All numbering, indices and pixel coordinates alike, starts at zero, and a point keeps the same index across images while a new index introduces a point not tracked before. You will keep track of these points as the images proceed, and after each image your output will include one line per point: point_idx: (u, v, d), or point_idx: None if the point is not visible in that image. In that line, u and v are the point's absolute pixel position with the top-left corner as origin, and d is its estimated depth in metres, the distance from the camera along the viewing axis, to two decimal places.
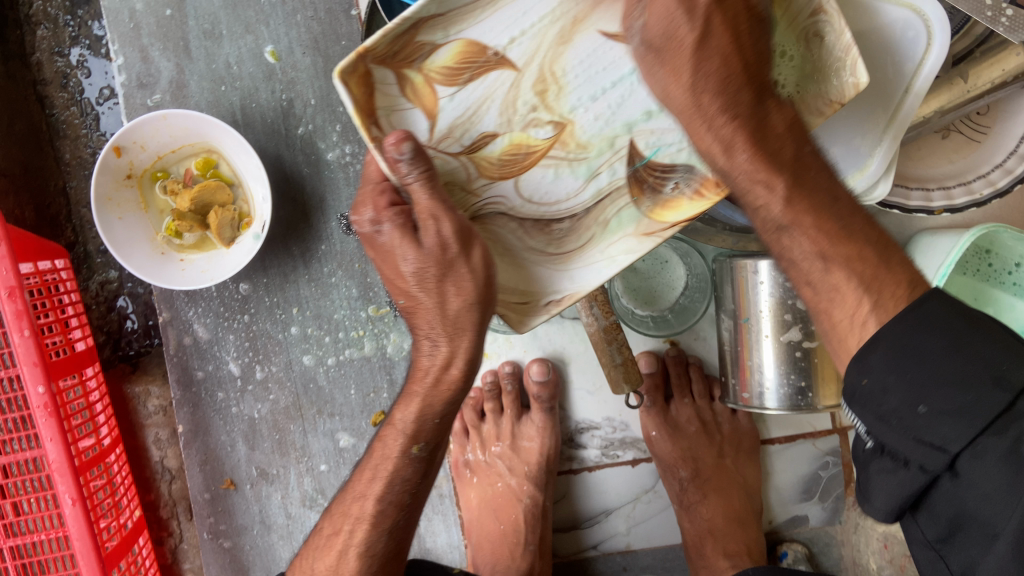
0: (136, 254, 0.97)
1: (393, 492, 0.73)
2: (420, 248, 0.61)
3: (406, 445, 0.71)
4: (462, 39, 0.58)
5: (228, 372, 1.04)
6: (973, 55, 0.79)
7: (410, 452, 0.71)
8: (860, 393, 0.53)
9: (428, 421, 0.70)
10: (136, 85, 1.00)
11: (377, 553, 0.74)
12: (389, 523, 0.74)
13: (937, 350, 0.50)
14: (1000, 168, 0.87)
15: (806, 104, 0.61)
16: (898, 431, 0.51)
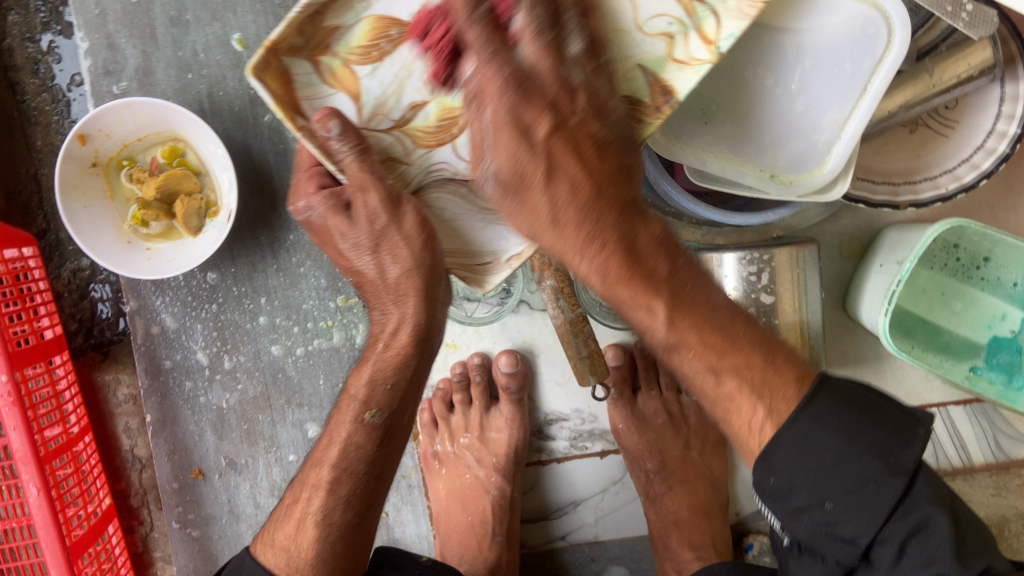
0: (101, 243, 0.96)
1: (349, 466, 0.73)
2: (350, 221, 0.65)
3: (359, 412, 0.72)
4: (372, 14, 0.54)
5: (196, 361, 1.04)
6: (938, 49, 0.79)
7: (363, 418, 0.72)
8: (772, 489, 0.56)
9: (381, 386, 0.72)
10: (102, 73, 0.99)
11: (335, 520, 0.72)
12: (348, 490, 0.73)
13: (836, 443, 0.53)
14: (967, 162, 0.87)
15: (726, 20, 0.53)
16: (812, 525, 0.55)
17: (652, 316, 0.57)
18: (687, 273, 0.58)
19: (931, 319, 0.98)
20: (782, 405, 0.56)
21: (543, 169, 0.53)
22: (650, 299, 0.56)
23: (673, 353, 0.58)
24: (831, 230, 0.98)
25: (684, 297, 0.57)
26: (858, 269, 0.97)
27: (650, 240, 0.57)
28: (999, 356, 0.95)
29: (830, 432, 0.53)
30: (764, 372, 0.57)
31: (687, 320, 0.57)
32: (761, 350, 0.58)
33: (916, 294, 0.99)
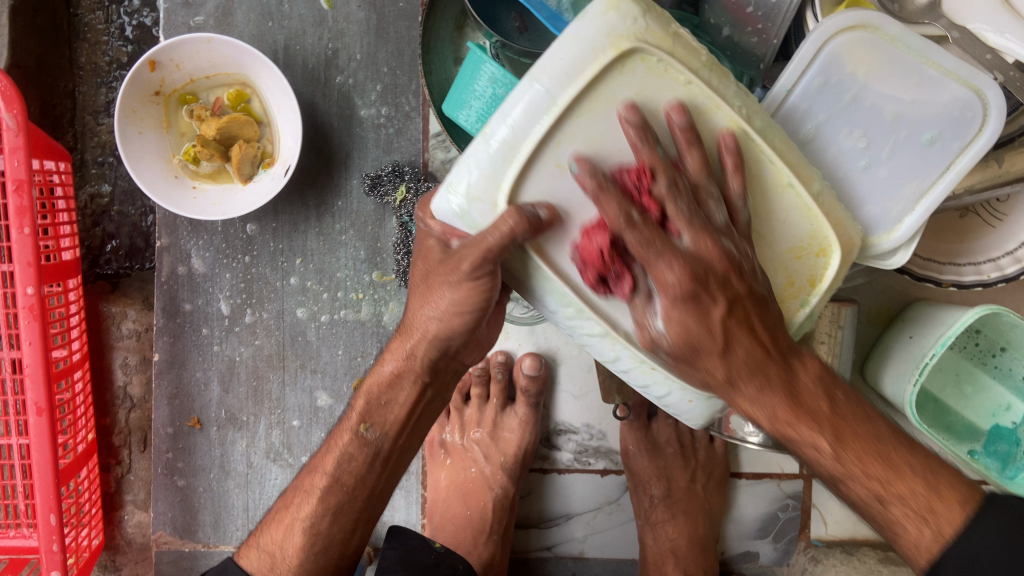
0: (150, 173, 0.94)
1: (339, 478, 0.77)
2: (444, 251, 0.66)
3: (356, 424, 0.78)
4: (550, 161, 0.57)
5: (217, 310, 1.02)
6: (1013, 142, 0.83)
7: (358, 430, 0.77)
8: None
9: (375, 400, 0.77)
10: (181, 3, 0.98)
11: (321, 531, 0.76)
12: (335, 502, 0.77)
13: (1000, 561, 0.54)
14: (1011, 255, 0.90)
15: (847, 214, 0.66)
16: None
17: (819, 451, 0.60)
18: (847, 405, 0.61)
19: (942, 397, 1.03)
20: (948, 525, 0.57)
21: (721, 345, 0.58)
22: (815, 436, 0.60)
23: (842, 484, 0.61)
24: (866, 294, 1.01)
25: (845, 428, 0.60)
26: (884, 336, 1.00)
27: (810, 376, 0.61)
28: (997, 445, 0.99)
29: (991, 546, 0.55)
30: (930, 499, 0.58)
31: (855, 456, 0.60)
32: (924, 469, 0.59)
33: (933, 371, 1.03)
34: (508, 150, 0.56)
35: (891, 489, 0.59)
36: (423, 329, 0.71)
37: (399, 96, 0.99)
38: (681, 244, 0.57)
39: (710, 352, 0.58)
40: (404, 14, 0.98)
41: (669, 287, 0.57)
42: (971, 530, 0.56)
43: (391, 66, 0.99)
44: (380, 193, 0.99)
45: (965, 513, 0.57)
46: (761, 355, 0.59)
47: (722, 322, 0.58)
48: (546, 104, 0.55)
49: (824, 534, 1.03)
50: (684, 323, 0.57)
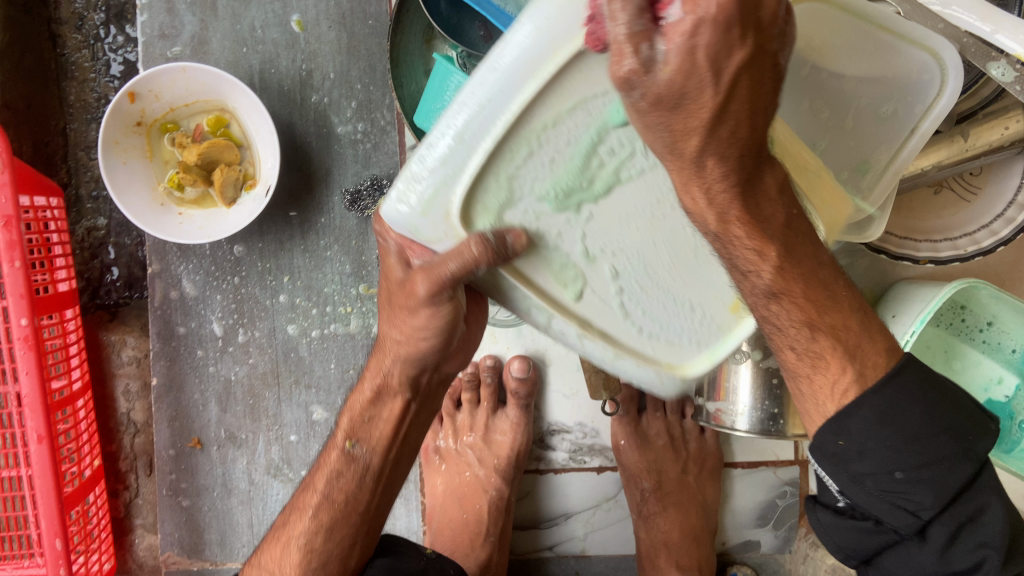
0: (136, 201, 0.97)
1: (329, 494, 0.74)
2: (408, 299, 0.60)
3: (342, 442, 0.74)
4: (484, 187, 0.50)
5: (210, 331, 1.04)
6: (976, 116, 0.83)
7: (345, 447, 0.74)
8: (836, 450, 0.57)
9: (370, 417, 0.73)
10: (158, 36, 1.01)
11: (315, 548, 0.73)
12: (328, 518, 0.73)
13: (919, 420, 0.56)
14: (987, 228, 0.91)
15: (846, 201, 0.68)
16: (873, 491, 0.57)
17: (760, 263, 0.54)
18: (801, 223, 0.54)
19: (932, 375, 1.01)
20: (871, 371, 0.57)
21: (693, 162, 0.46)
22: (764, 248, 0.53)
23: (768, 302, 0.56)
24: (848, 277, 1.02)
25: (794, 248, 0.55)
26: None
27: (774, 182, 0.51)
28: None
29: (914, 405, 0.56)
30: (858, 336, 0.58)
31: (796, 271, 0.55)
32: (858, 313, 0.59)
33: (921, 349, 1.01)
34: (465, 148, 0.48)
35: (827, 318, 0.58)
36: (393, 351, 0.66)
37: (374, 112, 1.01)
38: (657, 54, 0.39)
39: (701, 109, 0.41)
40: (374, 31, 1.00)
41: (631, 78, 0.40)
42: (890, 382, 0.56)
43: (365, 82, 1.01)
44: (360, 207, 1.02)
45: (887, 362, 0.58)
46: (749, 139, 0.45)
47: (734, 83, 0.40)
48: (502, 106, 0.47)
49: None
50: (697, 55, 0.38)
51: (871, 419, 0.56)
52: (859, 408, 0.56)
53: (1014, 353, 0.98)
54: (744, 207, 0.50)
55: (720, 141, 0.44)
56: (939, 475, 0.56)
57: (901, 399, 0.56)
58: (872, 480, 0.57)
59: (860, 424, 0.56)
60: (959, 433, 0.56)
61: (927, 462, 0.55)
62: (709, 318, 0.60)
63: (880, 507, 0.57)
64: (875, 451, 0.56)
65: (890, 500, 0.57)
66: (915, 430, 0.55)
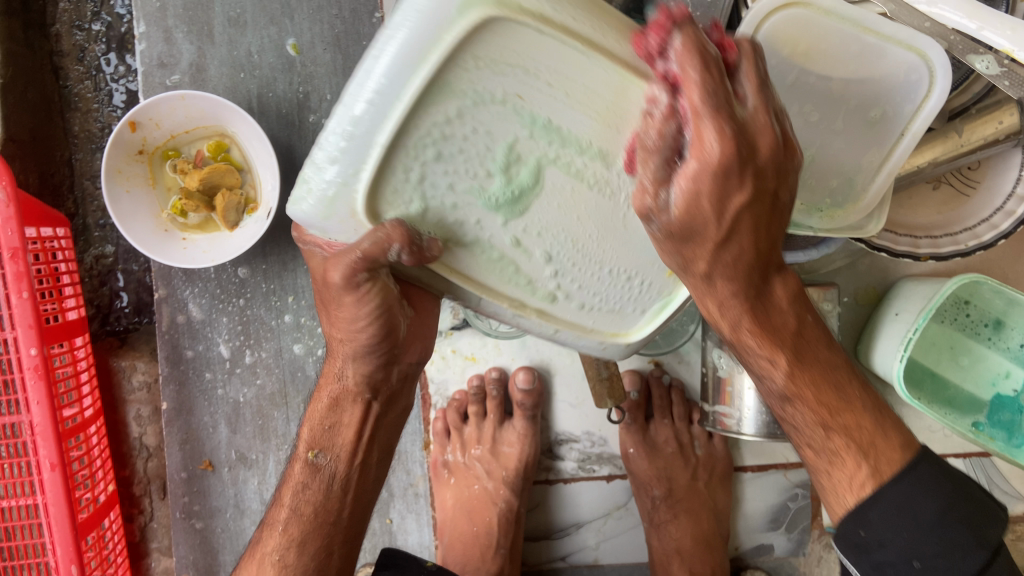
0: (140, 229, 0.98)
1: (297, 507, 0.74)
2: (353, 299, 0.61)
3: (305, 451, 0.74)
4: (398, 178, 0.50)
5: (218, 353, 1.05)
6: (968, 112, 0.84)
7: (307, 457, 0.73)
8: (858, 540, 0.59)
9: (339, 430, 0.73)
10: (157, 65, 1.02)
11: (289, 564, 0.72)
12: (298, 531, 0.73)
13: (932, 509, 0.57)
14: (987, 222, 0.91)
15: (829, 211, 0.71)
16: None
17: (772, 366, 0.60)
18: (813, 327, 0.60)
19: (939, 372, 1.01)
20: (886, 467, 0.59)
21: (721, 237, 0.51)
22: (774, 352, 0.59)
23: (786, 404, 0.62)
24: (849, 276, 1.02)
25: (807, 350, 0.60)
26: (872, 316, 1.00)
27: (785, 293, 0.58)
28: (1000, 414, 0.97)
29: (928, 496, 0.57)
30: (873, 435, 0.60)
31: (807, 377, 0.60)
32: (873, 413, 0.61)
33: (926, 346, 1.01)
34: (388, 103, 0.46)
35: (840, 418, 0.60)
36: (341, 349, 0.67)
37: None
38: (669, 200, 0.49)
39: (704, 241, 0.51)
40: (369, 51, 1.02)
41: (649, 211, 0.50)
42: (904, 477, 0.58)
43: None
44: None
45: (901, 458, 0.59)
46: (751, 262, 0.54)
47: (735, 213, 0.50)
48: (392, 96, 0.46)
49: None
50: (697, 195, 0.48)
51: (890, 510, 0.57)
52: (880, 498, 0.58)
53: (1021, 347, 0.97)
54: (757, 319, 0.57)
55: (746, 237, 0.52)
56: (955, 563, 0.56)
57: (914, 492, 0.57)
58: (892, 569, 0.57)
59: (880, 515, 0.58)
60: (974, 524, 0.57)
61: (944, 551, 0.56)
62: (650, 285, 0.65)
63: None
64: (893, 541, 0.57)
65: None
66: (926, 518, 0.57)
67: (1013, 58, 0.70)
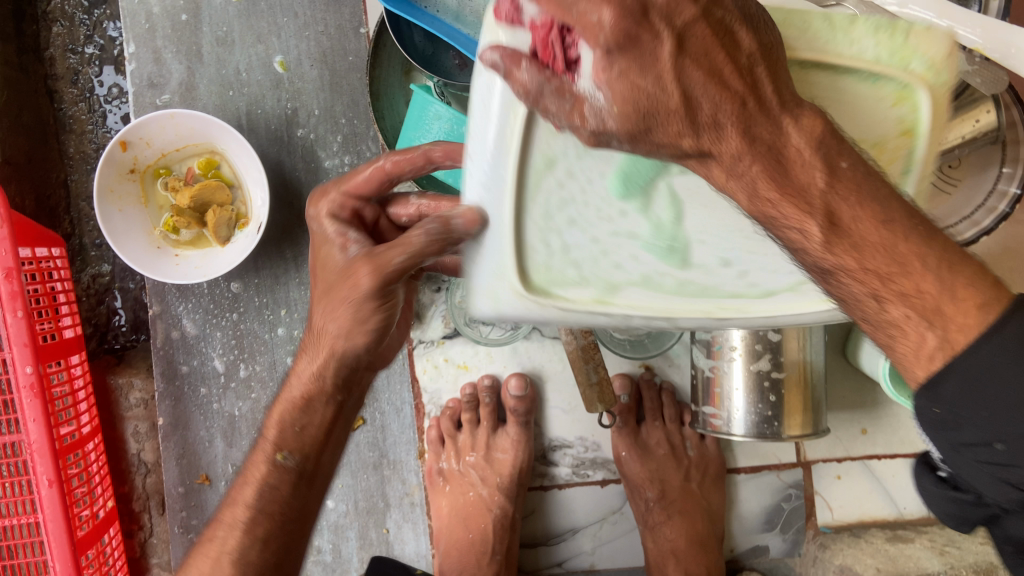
0: (133, 246, 0.99)
1: (264, 507, 0.65)
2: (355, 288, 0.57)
3: (271, 453, 0.65)
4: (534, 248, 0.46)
5: (212, 368, 1.07)
6: (946, 109, 0.84)
7: (273, 459, 0.65)
8: (933, 418, 0.46)
9: (292, 424, 0.65)
10: (147, 85, 1.04)
11: (252, 560, 0.65)
12: (264, 530, 0.65)
13: (1017, 390, 0.42)
14: (969, 219, 0.91)
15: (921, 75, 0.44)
16: (977, 463, 0.46)
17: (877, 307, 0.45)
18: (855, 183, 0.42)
19: None
20: (958, 335, 0.44)
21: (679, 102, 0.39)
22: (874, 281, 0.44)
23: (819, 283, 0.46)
24: None
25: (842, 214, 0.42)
26: None
27: (804, 139, 0.41)
28: None
29: (1011, 368, 0.42)
30: (936, 300, 0.44)
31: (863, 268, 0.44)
32: (946, 270, 0.44)
33: None
34: (499, 176, 0.44)
35: (894, 286, 0.44)
36: (329, 348, 0.60)
37: (359, 144, 1.03)
38: (600, 104, 0.39)
39: (669, 115, 0.39)
40: (355, 66, 1.03)
41: (603, 133, 0.40)
42: (989, 339, 0.43)
43: (348, 117, 1.03)
44: None
45: (982, 320, 0.44)
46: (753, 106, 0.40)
47: (676, 62, 0.39)
48: (499, 174, 0.44)
49: (831, 519, 1.03)
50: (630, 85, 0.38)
51: (962, 387, 0.44)
52: (950, 371, 0.45)
53: None
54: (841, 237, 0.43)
55: (705, 43, 0.39)
56: None
57: (995, 360, 0.43)
58: (974, 449, 0.46)
59: (952, 390, 0.45)
60: None
61: None
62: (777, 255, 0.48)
63: (982, 478, 0.46)
64: (971, 420, 0.45)
65: (995, 474, 0.45)
66: (1012, 390, 0.42)
67: (986, 55, 0.70)
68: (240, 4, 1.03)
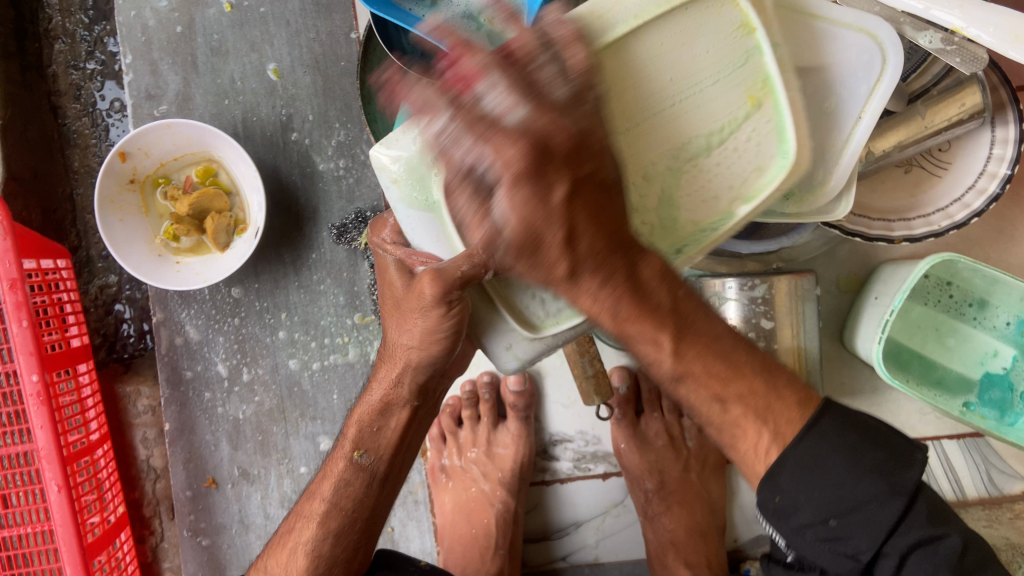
0: (135, 254, 1.01)
1: (338, 502, 0.76)
2: (426, 316, 0.60)
3: (350, 452, 0.76)
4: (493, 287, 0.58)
5: (216, 372, 1.08)
6: (929, 93, 0.86)
7: (352, 457, 0.75)
8: (774, 507, 0.57)
9: (369, 427, 0.75)
10: (145, 97, 1.06)
11: (324, 554, 0.76)
12: (336, 524, 0.76)
13: (840, 465, 0.54)
14: (959, 202, 0.91)
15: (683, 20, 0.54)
16: (814, 542, 0.56)
17: (657, 349, 0.54)
18: (687, 302, 0.55)
19: (926, 353, 0.99)
20: (787, 427, 0.57)
21: (566, 270, 0.46)
22: (656, 333, 0.53)
23: (677, 383, 0.58)
24: (829, 264, 1.02)
25: (689, 328, 0.55)
26: (855, 302, 1.00)
27: (653, 272, 0.51)
28: (990, 393, 0.95)
29: (834, 452, 0.55)
30: (768, 398, 0.58)
31: (694, 352, 0.56)
32: (763, 374, 0.58)
33: (910, 328, 0.99)
34: (438, 227, 0.57)
35: (732, 387, 0.57)
36: (405, 358, 0.68)
37: (353, 148, 1.05)
38: (496, 224, 0.44)
39: (553, 244, 0.45)
40: (347, 71, 1.05)
41: (493, 243, 0.46)
42: (809, 430, 0.56)
43: (342, 121, 1.05)
44: (347, 240, 1.05)
45: (799, 418, 0.57)
46: (610, 246, 0.47)
47: (565, 208, 0.44)
48: (437, 226, 0.57)
49: None
50: (534, 179, 0.43)
51: (796, 476, 0.56)
52: (784, 464, 0.56)
53: (1008, 325, 0.95)
54: (710, 366, 0.57)
55: (591, 190, 0.45)
56: (871, 514, 0.54)
57: (817, 446, 0.55)
58: (811, 530, 0.56)
59: (787, 479, 0.56)
60: (885, 470, 0.54)
61: (863, 503, 0.54)
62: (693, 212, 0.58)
63: (820, 555, 0.56)
64: (807, 501, 0.55)
65: (831, 549, 0.55)
66: (834, 467, 0.55)
67: (963, 35, 0.70)
68: (233, 14, 1.05)
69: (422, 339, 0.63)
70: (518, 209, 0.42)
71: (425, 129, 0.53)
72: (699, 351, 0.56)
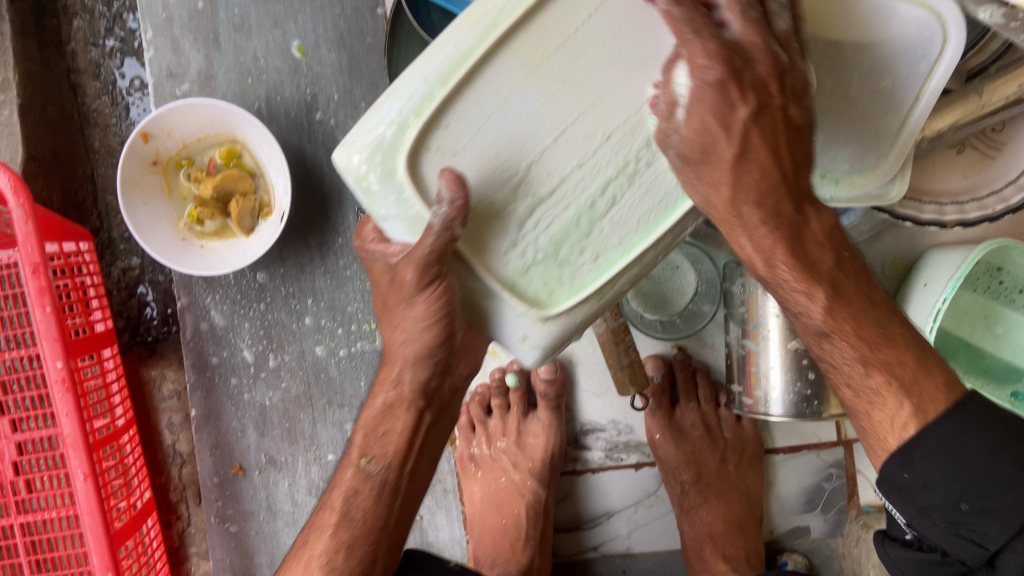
0: (159, 239, 0.99)
1: (348, 511, 0.72)
2: (418, 303, 0.60)
3: (359, 458, 0.72)
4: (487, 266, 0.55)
5: (242, 359, 1.06)
6: (988, 71, 0.79)
7: (359, 463, 0.72)
8: (902, 483, 0.60)
9: (383, 434, 0.72)
10: (166, 75, 1.03)
11: (338, 567, 0.70)
12: (349, 535, 0.71)
13: (982, 452, 0.57)
14: (1015, 184, 0.86)
15: None
16: (942, 523, 0.58)
17: (811, 301, 0.60)
18: (847, 268, 0.60)
19: (974, 342, 0.94)
20: (930, 405, 0.59)
21: (753, 159, 0.52)
22: (815, 288, 0.59)
23: (825, 339, 0.61)
24: (874, 250, 0.99)
25: (844, 284, 0.60)
26: (901, 289, 0.97)
27: (822, 228, 0.59)
28: None
29: (975, 437, 0.58)
30: (915, 372, 0.60)
31: (845, 313, 0.60)
32: (915, 349, 0.61)
33: (958, 316, 0.95)
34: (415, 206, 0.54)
35: (882, 352, 0.60)
36: (402, 355, 0.67)
37: None
38: (692, 146, 0.51)
39: (735, 178, 0.51)
40: (373, 49, 1.01)
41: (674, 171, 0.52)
42: (953, 412, 0.59)
43: (368, 100, 1.02)
44: None
45: None
46: (788, 172, 0.54)
47: (755, 130, 0.52)
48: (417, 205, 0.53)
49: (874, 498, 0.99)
50: (715, 120, 0.51)
51: (934, 451, 0.58)
52: (921, 440, 0.59)
53: None
54: (870, 329, 0.60)
55: (773, 119, 0.53)
56: (1010, 507, 0.55)
57: (960, 425, 0.58)
58: (939, 511, 0.58)
59: (923, 455, 0.58)
60: (1020, 455, 0.57)
61: (1004, 493, 0.56)
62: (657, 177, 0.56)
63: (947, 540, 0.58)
64: (940, 480, 0.58)
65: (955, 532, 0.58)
66: (973, 451, 0.57)
67: None
68: None
69: (415, 329, 0.63)
70: (710, 131, 0.51)
71: (386, 105, 0.51)
72: (852, 311, 0.60)
